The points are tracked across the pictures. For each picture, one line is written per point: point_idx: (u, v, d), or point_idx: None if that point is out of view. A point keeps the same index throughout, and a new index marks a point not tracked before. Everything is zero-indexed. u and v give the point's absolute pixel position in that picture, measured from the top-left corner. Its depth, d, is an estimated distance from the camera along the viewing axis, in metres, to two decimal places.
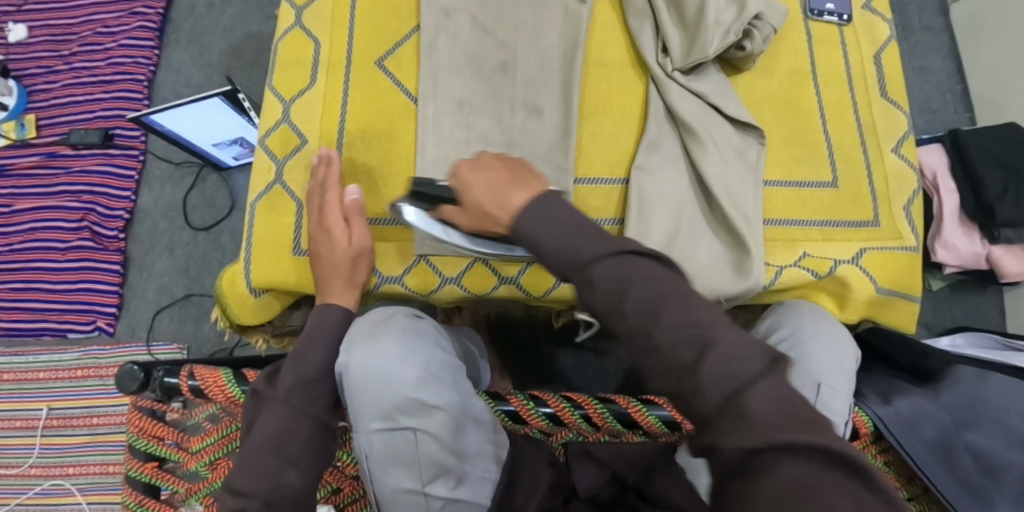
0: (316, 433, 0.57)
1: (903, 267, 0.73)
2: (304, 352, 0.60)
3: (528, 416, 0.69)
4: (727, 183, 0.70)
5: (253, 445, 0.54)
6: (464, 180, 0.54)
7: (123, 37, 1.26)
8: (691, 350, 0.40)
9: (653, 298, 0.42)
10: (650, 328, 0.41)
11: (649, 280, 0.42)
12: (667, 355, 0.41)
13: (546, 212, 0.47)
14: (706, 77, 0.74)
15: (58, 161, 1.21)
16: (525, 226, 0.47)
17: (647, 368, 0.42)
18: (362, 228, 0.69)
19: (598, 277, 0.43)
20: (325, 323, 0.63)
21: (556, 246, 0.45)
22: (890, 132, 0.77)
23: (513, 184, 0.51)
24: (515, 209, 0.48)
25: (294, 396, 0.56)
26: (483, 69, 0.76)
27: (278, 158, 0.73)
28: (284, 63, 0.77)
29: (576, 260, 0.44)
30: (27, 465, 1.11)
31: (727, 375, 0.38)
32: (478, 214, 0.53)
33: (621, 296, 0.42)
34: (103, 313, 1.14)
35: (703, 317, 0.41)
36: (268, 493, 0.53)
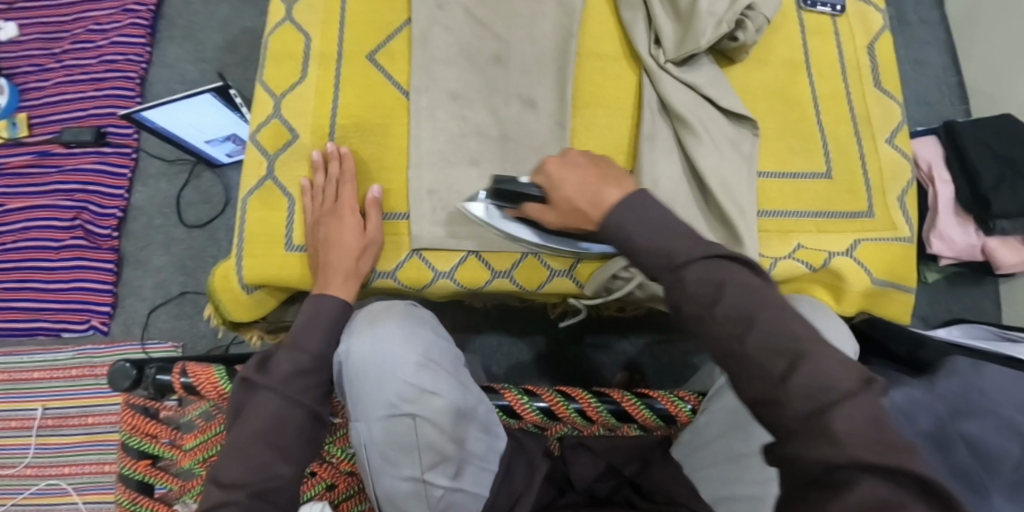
0: (309, 423, 0.55)
1: (898, 257, 0.72)
2: (300, 340, 0.58)
3: (522, 410, 0.68)
4: (721, 172, 0.70)
5: (245, 434, 0.51)
6: (552, 177, 0.55)
7: (115, 35, 1.25)
8: (783, 362, 0.39)
9: (745, 305, 0.41)
10: (742, 336, 0.41)
11: (742, 287, 0.42)
12: (757, 364, 0.40)
13: (640, 211, 0.47)
14: (700, 69, 0.73)
15: (51, 159, 1.20)
16: (613, 222, 0.48)
17: (735, 377, 0.41)
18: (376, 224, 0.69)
19: (693, 279, 0.43)
20: (324, 310, 0.61)
21: (650, 245, 0.45)
22: (886, 122, 0.77)
23: (604, 181, 0.51)
24: (608, 206, 0.49)
25: (288, 386, 0.54)
26: (477, 61, 0.75)
27: (270, 153, 0.73)
28: (274, 57, 0.76)
29: (670, 259, 0.45)
30: (22, 465, 1.11)
31: (817, 391, 0.37)
32: (566, 211, 0.54)
33: (712, 301, 0.42)
34: (98, 312, 1.14)
35: (800, 331, 0.40)
36: (259, 484, 0.50)
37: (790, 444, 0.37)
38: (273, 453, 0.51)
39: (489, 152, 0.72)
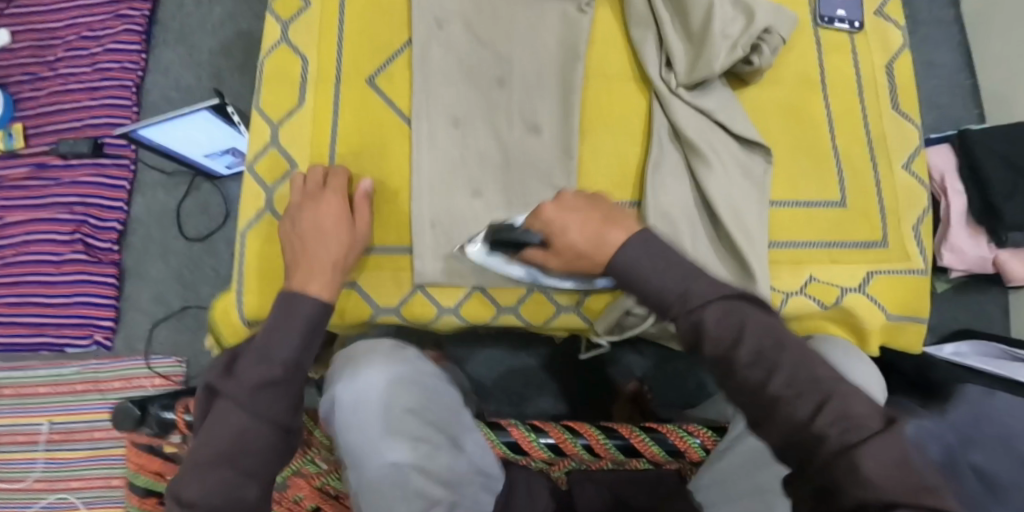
0: (275, 438, 0.52)
1: (910, 291, 0.71)
2: (270, 349, 0.54)
3: (529, 446, 0.69)
4: (732, 201, 0.67)
5: (204, 452, 0.50)
6: (555, 222, 0.53)
7: (108, 42, 1.22)
8: (811, 405, 0.38)
9: (768, 344, 0.41)
10: (764, 381, 0.40)
11: (762, 326, 0.42)
12: (785, 407, 0.39)
13: (652, 248, 0.46)
14: (713, 93, 0.69)
15: (48, 171, 1.18)
16: (624, 265, 0.46)
17: (762, 421, 0.41)
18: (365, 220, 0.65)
19: (712, 323, 0.42)
20: (295, 315, 0.56)
21: (665, 284, 0.44)
22: (902, 146, 0.74)
23: (608, 222, 0.50)
24: (615, 248, 0.48)
25: (252, 402, 0.51)
26: (477, 82, 0.70)
27: (267, 184, 0.70)
28: (270, 80, 0.72)
29: (684, 302, 0.44)
30: (32, 479, 1.11)
31: (850, 429, 0.37)
32: (573, 257, 0.52)
33: (732, 344, 0.41)
34: (100, 327, 1.13)
35: (821, 372, 0.40)
36: (222, 504, 0.50)
37: (824, 482, 0.37)
38: (236, 474, 0.51)
39: (492, 180, 0.68)
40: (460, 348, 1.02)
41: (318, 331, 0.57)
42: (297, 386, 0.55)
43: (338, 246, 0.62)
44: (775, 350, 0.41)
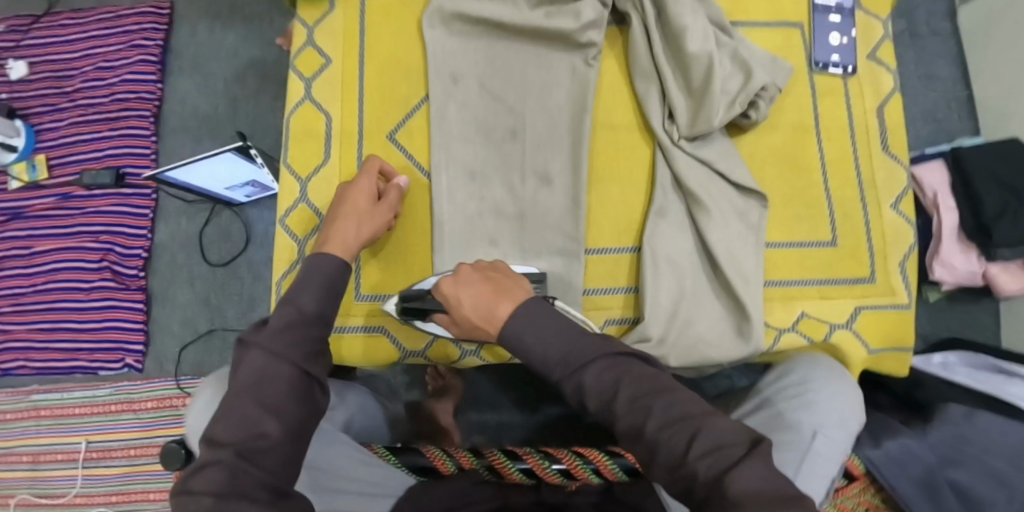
0: (296, 380, 0.55)
1: (894, 324, 0.76)
2: (293, 297, 0.58)
3: (542, 472, 0.75)
4: (730, 246, 0.72)
5: (235, 386, 0.54)
6: (451, 296, 0.57)
7: (125, 72, 1.26)
8: (683, 439, 0.43)
9: (642, 395, 0.46)
10: (642, 426, 0.45)
11: (639, 376, 0.47)
12: (663, 446, 0.44)
13: (534, 320, 0.51)
14: (713, 144, 0.73)
15: (73, 201, 1.23)
16: (512, 339, 0.51)
17: (650, 466, 0.46)
18: (390, 206, 0.70)
19: (590, 381, 0.47)
20: (321, 269, 0.61)
21: (548, 351, 0.49)
22: (891, 186, 0.78)
23: (498, 293, 0.54)
24: (502, 322, 0.52)
25: (273, 341, 0.55)
26: (491, 138, 0.75)
27: (299, 237, 0.74)
28: (296, 137, 0.76)
29: (567, 366, 0.49)
30: (72, 494, 1.18)
31: (717, 458, 0.42)
32: (470, 326, 0.56)
33: (611, 396, 0.47)
34: (131, 351, 1.19)
35: (690, 408, 0.45)
36: (243, 441, 0.51)
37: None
38: (258, 411, 0.53)
39: (506, 231, 0.73)
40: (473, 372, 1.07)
41: (339, 287, 0.61)
42: (318, 332, 0.58)
43: (360, 220, 0.66)
44: (653, 394, 0.46)
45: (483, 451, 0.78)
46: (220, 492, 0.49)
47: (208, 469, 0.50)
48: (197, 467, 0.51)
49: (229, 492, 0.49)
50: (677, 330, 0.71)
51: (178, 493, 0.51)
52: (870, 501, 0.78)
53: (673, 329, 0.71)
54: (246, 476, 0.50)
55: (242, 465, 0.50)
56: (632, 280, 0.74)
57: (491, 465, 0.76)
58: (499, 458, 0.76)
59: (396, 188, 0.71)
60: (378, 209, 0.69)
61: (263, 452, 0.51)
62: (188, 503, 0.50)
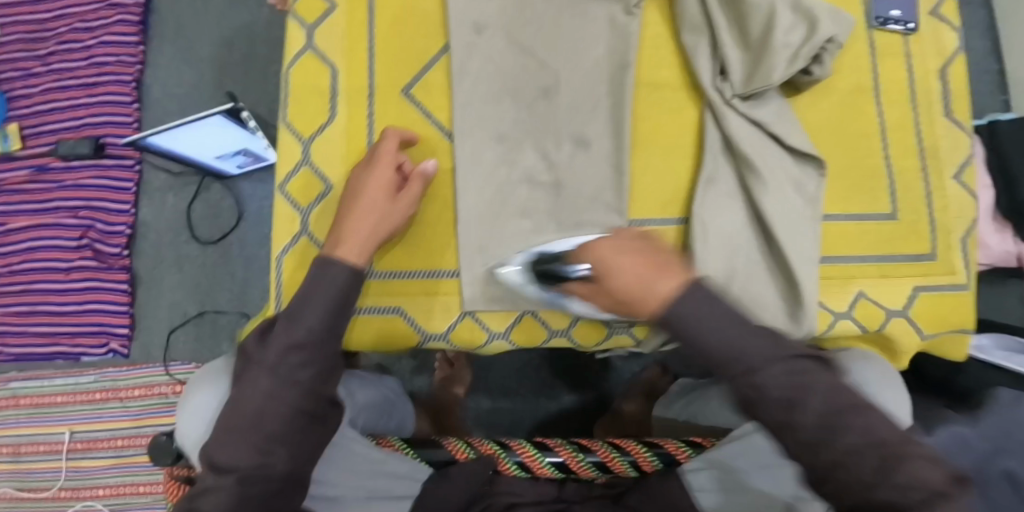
0: (304, 404, 0.49)
1: (954, 306, 0.70)
2: (297, 314, 0.50)
3: (576, 466, 0.69)
4: (787, 217, 0.65)
5: (229, 412, 0.48)
6: (602, 263, 0.45)
7: (102, 33, 1.15)
8: (874, 466, 0.38)
9: (835, 411, 0.39)
10: (830, 443, 0.39)
11: (827, 386, 0.40)
12: (849, 471, 0.39)
13: (708, 301, 0.42)
14: (767, 104, 0.67)
15: (49, 174, 1.13)
16: (676, 325, 0.42)
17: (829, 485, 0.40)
18: (411, 199, 0.60)
19: (770, 384, 0.40)
20: (328, 278, 0.52)
21: (728, 345, 0.41)
22: (953, 155, 0.73)
23: (659, 267, 0.43)
24: (670, 301, 0.42)
25: (277, 366, 0.48)
26: (522, 98, 0.67)
27: (301, 205, 0.66)
28: (298, 95, 0.68)
29: (744, 365, 0.41)
30: (57, 488, 1.10)
31: (906, 491, 0.38)
32: (618, 303, 0.45)
33: (794, 407, 0.40)
34: (115, 334, 1.11)
35: (885, 433, 0.39)
36: (244, 471, 0.47)
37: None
38: (263, 439, 0.48)
39: (540, 202, 0.66)
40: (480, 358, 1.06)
41: (352, 296, 0.53)
42: (330, 350, 0.51)
43: (375, 216, 0.57)
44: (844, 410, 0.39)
45: (510, 443, 0.71)
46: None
47: (213, 491, 0.47)
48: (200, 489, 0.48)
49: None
50: None
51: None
52: None
53: None
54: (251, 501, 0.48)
55: (248, 493, 0.48)
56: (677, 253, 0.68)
57: (523, 462, 0.69)
58: (529, 453, 0.69)
59: (420, 176, 0.61)
60: (398, 204, 0.59)
61: (271, 478, 0.49)
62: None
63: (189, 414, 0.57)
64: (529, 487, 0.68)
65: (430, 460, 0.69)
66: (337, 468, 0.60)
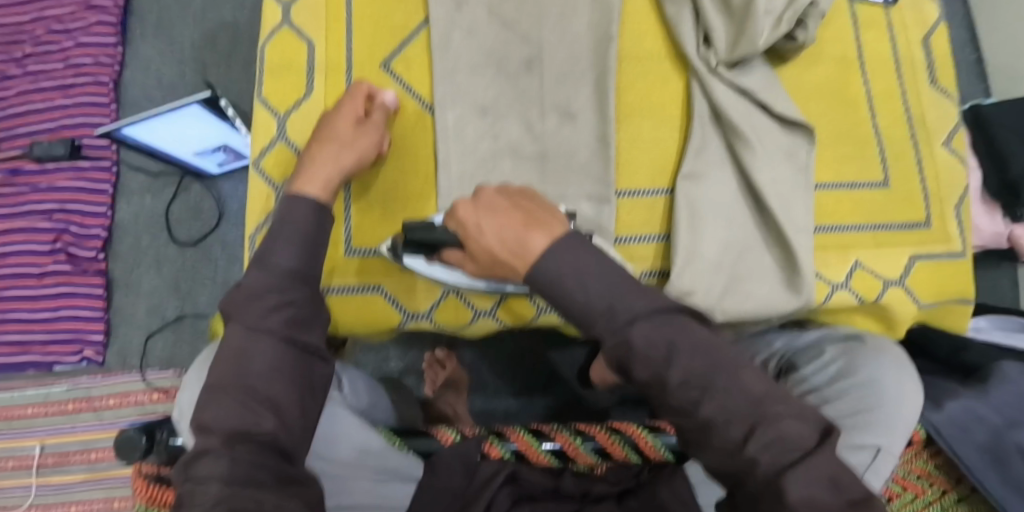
0: (280, 350, 0.51)
1: (946, 275, 0.70)
2: (265, 256, 0.53)
3: (575, 453, 0.66)
4: (780, 187, 0.64)
5: (214, 376, 0.50)
6: (471, 223, 0.48)
7: (81, 34, 1.13)
8: (740, 427, 0.40)
9: (700, 369, 0.41)
10: (697, 402, 0.41)
11: (693, 345, 0.42)
12: (719, 432, 0.41)
13: (573, 255, 0.44)
14: (753, 73, 0.66)
15: (23, 177, 1.10)
16: (543, 277, 0.44)
17: (697, 441, 0.43)
18: (376, 127, 0.61)
19: (637, 341, 0.42)
20: (297, 217, 0.54)
21: (591, 303, 0.43)
22: (942, 124, 0.73)
23: (530, 224, 0.46)
24: (537, 256, 0.44)
25: (247, 311, 0.51)
26: (506, 69, 0.66)
27: (277, 183, 0.64)
28: (274, 70, 0.66)
29: (611, 318, 0.43)
30: (25, 506, 1.04)
31: (779, 451, 0.39)
32: (490, 261, 0.48)
33: (663, 363, 0.42)
34: (90, 341, 1.07)
35: (755, 388, 0.41)
36: (233, 427, 0.48)
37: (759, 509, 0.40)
38: (247, 394, 0.49)
39: (525, 173, 0.65)
40: (470, 353, 1.04)
41: (319, 235, 0.55)
42: (301, 294, 0.53)
43: (337, 145, 0.59)
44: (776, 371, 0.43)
45: (506, 432, 0.68)
46: (224, 479, 0.46)
47: (206, 456, 0.47)
48: (195, 454, 0.48)
49: (232, 478, 0.46)
50: (722, 279, 0.63)
51: (184, 481, 0.48)
52: (924, 469, 0.72)
53: (718, 276, 0.63)
54: (248, 463, 0.47)
55: (238, 451, 0.47)
56: (663, 226, 0.66)
57: (519, 450, 0.65)
58: (525, 441, 0.66)
59: (382, 106, 0.62)
60: (364, 131, 0.61)
61: (264, 436, 0.48)
62: (194, 493, 0.46)
63: (193, 374, 0.61)
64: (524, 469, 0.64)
65: (417, 450, 0.65)
66: (335, 440, 0.59)
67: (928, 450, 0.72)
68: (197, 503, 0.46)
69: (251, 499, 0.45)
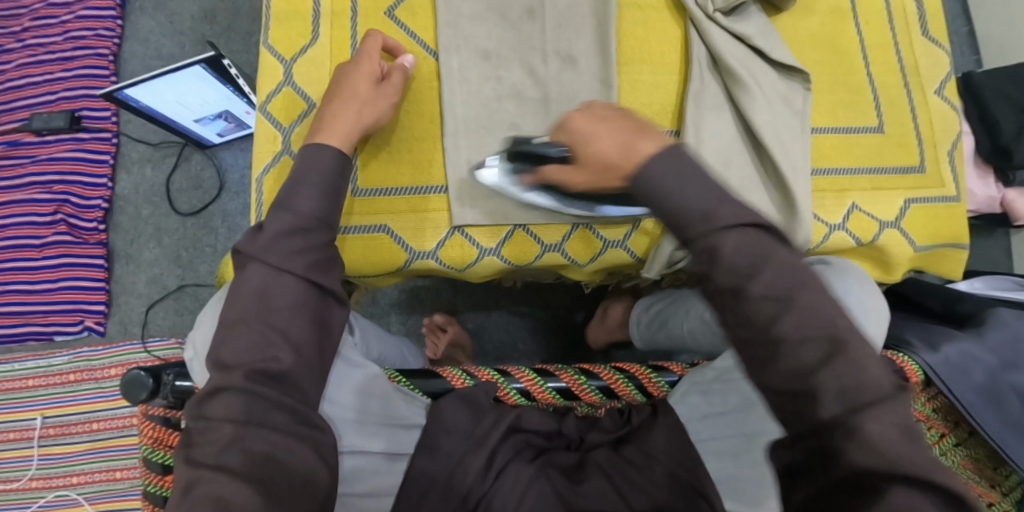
0: (303, 292, 0.50)
1: (942, 218, 0.71)
2: (287, 201, 0.51)
3: (580, 391, 0.66)
4: (778, 128, 0.65)
5: (235, 311, 0.49)
6: (582, 132, 0.47)
7: (79, 8, 1.14)
8: (817, 350, 0.38)
9: (784, 288, 0.39)
10: (774, 318, 0.39)
11: (784, 264, 0.40)
12: (791, 353, 0.39)
13: (675, 164, 0.42)
14: (749, 19, 0.67)
15: (22, 149, 1.10)
16: (645, 180, 0.42)
17: (759, 365, 0.41)
18: (393, 90, 0.61)
19: (728, 252, 0.40)
20: (311, 163, 0.53)
21: (691, 206, 0.41)
22: (934, 72, 0.74)
23: (639, 131, 0.45)
24: (645, 158, 0.43)
25: (272, 250, 0.49)
26: (508, 16, 0.67)
27: (283, 125, 0.65)
28: (280, 17, 0.67)
29: (705, 224, 0.41)
30: (26, 478, 1.04)
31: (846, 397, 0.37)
32: (599, 168, 0.46)
33: (747, 275, 0.40)
34: (91, 312, 1.07)
35: (837, 317, 0.39)
36: (254, 364, 0.47)
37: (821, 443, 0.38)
38: (269, 331, 0.48)
39: (529, 116, 0.66)
40: (472, 318, 1.04)
41: (339, 182, 0.54)
42: (323, 237, 0.52)
43: (357, 103, 0.58)
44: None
45: (508, 370, 0.68)
46: (239, 419, 0.46)
47: (223, 395, 0.46)
48: (209, 392, 0.47)
49: (247, 419, 0.46)
50: None
51: (194, 418, 0.47)
52: (925, 413, 0.70)
53: None
54: (264, 403, 0.47)
55: (263, 389, 0.47)
56: None
57: (523, 388, 0.66)
58: (529, 378, 0.66)
59: (401, 70, 0.62)
60: (381, 92, 0.60)
61: (281, 374, 0.48)
62: (206, 430, 0.46)
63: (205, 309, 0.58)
64: (531, 411, 0.64)
65: (426, 391, 0.66)
66: (344, 386, 0.57)
67: (926, 393, 0.70)
68: (208, 441, 0.45)
69: (263, 441, 0.46)
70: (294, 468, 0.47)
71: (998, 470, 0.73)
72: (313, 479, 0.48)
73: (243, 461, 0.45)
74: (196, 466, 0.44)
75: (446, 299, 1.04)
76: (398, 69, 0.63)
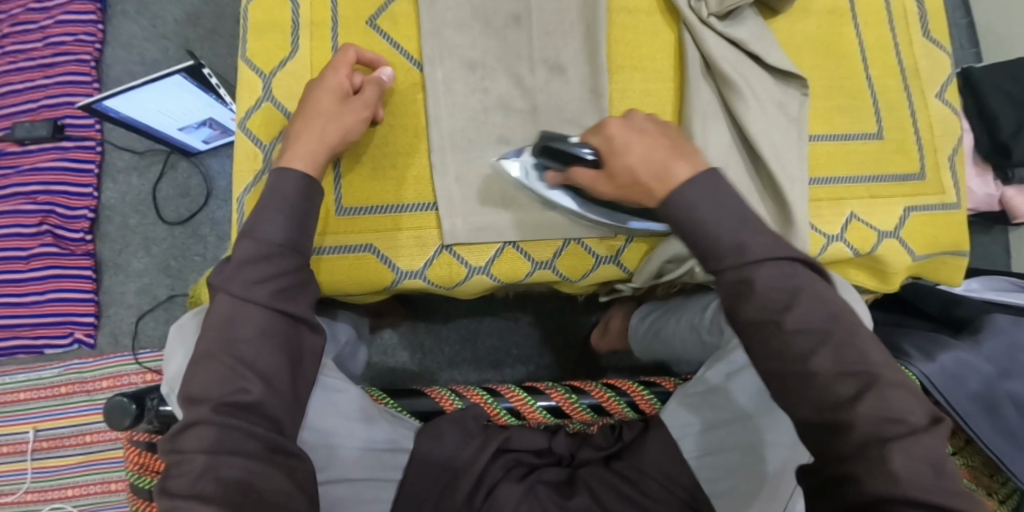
0: (269, 320, 0.48)
1: (943, 225, 0.69)
2: (253, 227, 0.50)
3: (571, 409, 0.65)
4: (774, 138, 0.64)
5: (204, 342, 0.47)
6: (619, 141, 0.49)
7: (59, 13, 1.11)
8: (853, 385, 0.40)
9: (818, 318, 0.41)
10: (809, 353, 0.41)
11: (815, 295, 0.42)
12: (822, 388, 0.40)
13: (708, 194, 0.45)
14: (744, 23, 0.65)
15: (5, 159, 1.08)
16: (680, 206, 0.45)
17: (791, 393, 0.42)
18: (364, 103, 0.58)
19: (761, 277, 0.42)
20: (284, 187, 0.52)
21: (721, 231, 0.43)
22: (934, 74, 0.73)
23: (675, 154, 0.47)
24: (678, 183, 0.46)
25: (236, 280, 0.48)
26: (494, 23, 0.65)
27: (264, 142, 0.63)
28: (257, 29, 0.65)
29: (739, 254, 0.43)
30: (21, 492, 1.03)
31: (882, 424, 0.38)
32: (629, 182, 0.49)
33: (783, 307, 0.41)
34: (80, 324, 1.05)
35: (869, 353, 0.41)
36: (221, 397, 0.46)
37: (843, 467, 0.39)
38: (235, 362, 0.47)
39: (517, 127, 0.64)
40: (469, 322, 1.03)
41: (310, 205, 0.52)
42: (296, 261, 0.50)
43: (324, 118, 0.56)
44: (825, 328, 0.41)
45: (498, 388, 0.67)
46: (211, 449, 0.44)
47: (193, 430, 0.45)
48: (182, 426, 0.45)
49: (220, 448, 0.44)
50: None
51: (168, 452, 0.46)
52: None
53: None
54: (237, 433, 0.45)
55: (236, 421, 0.45)
56: None
57: (513, 408, 0.65)
58: (519, 397, 0.65)
59: (376, 82, 0.59)
60: (350, 106, 0.57)
61: (252, 405, 0.46)
62: (180, 464, 0.44)
63: (173, 339, 0.56)
64: (520, 431, 0.62)
65: (414, 411, 0.65)
66: (327, 413, 0.57)
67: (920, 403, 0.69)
68: (182, 473, 0.44)
69: (237, 469, 0.44)
70: (268, 494, 0.45)
71: (994, 478, 0.70)
72: (289, 505, 0.46)
73: (218, 488, 0.43)
74: (171, 497, 0.43)
75: (441, 305, 1.03)
76: (374, 81, 0.60)
